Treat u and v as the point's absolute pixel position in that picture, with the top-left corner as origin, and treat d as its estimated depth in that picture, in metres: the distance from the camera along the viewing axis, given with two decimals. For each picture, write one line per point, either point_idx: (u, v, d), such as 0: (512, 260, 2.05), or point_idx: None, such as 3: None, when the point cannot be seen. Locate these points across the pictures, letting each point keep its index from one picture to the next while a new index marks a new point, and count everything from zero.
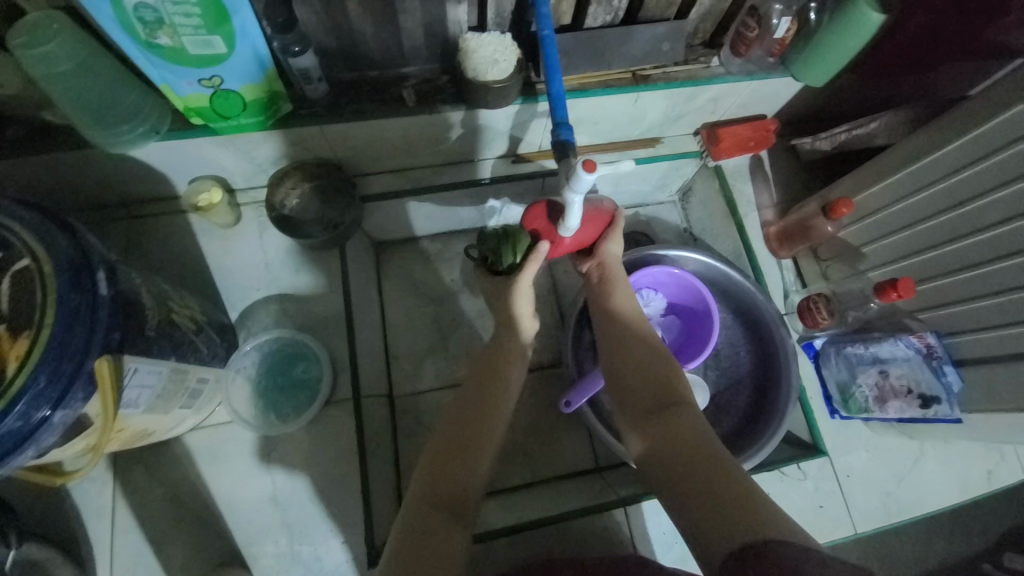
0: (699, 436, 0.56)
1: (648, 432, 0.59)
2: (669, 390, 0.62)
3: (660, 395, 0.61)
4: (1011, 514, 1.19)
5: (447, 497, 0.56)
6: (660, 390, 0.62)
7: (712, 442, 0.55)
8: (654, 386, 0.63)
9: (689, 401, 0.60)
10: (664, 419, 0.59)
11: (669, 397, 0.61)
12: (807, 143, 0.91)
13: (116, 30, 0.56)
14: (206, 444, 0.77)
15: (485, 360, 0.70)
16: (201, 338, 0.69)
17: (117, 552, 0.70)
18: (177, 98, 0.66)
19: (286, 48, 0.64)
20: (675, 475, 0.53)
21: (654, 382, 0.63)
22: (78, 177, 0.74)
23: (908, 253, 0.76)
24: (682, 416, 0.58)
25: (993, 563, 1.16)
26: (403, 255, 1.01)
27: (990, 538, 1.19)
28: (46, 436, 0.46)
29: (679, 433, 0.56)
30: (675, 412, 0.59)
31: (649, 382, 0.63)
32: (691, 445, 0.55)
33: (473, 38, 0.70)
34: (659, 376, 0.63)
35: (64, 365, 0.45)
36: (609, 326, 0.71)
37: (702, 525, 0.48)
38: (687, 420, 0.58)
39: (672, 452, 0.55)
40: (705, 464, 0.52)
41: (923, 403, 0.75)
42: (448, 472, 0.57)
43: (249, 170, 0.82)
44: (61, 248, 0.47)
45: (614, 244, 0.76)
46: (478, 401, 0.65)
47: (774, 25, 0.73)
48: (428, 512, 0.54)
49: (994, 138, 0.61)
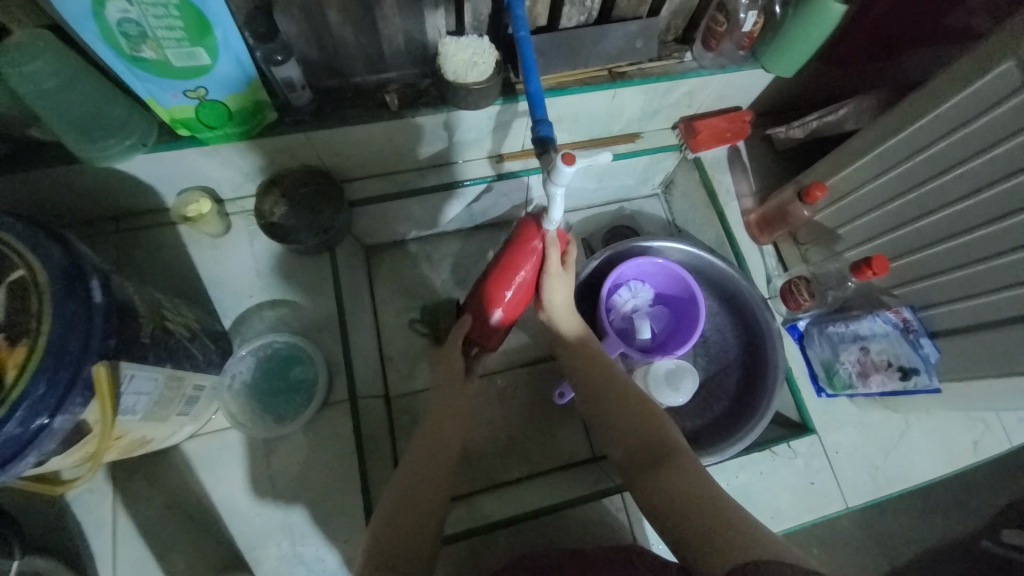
0: (698, 485, 0.55)
1: (645, 486, 0.59)
2: (662, 439, 0.62)
3: (654, 445, 0.62)
4: (1004, 491, 1.23)
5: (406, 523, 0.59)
6: (653, 440, 0.63)
7: (711, 488, 0.54)
8: (646, 436, 0.64)
9: (686, 451, 0.60)
10: (661, 470, 0.58)
11: (663, 447, 0.61)
12: (782, 132, 0.94)
13: (99, 45, 0.58)
14: (204, 451, 0.77)
15: (439, 414, 0.73)
16: (197, 345, 0.70)
17: (119, 562, 0.71)
18: (163, 111, 0.67)
19: (269, 58, 0.65)
20: (674, 520, 0.53)
21: (645, 433, 0.64)
22: (66, 193, 0.75)
23: (882, 231, 0.78)
24: (679, 466, 0.58)
25: (991, 538, 1.20)
26: (395, 258, 1.04)
27: (986, 515, 1.23)
28: (45, 443, 0.47)
29: (675, 481, 0.56)
30: (671, 463, 0.58)
31: (640, 437, 0.64)
32: (689, 492, 0.54)
33: (451, 42, 0.73)
34: (652, 431, 0.64)
35: (62, 372, 0.46)
36: (602, 379, 0.73)
37: (704, 566, 0.48)
38: (684, 468, 0.57)
39: (670, 499, 0.55)
40: (704, 508, 0.52)
41: (903, 375, 0.77)
42: (412, 503, 0.61)
43: (238, 180, 0.83)
44: (53, 258, 0.48)
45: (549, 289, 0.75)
46: (432, 445, 0.68)
47: (741, 19, 0.76)
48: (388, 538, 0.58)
49: (951, 119, 0.64)
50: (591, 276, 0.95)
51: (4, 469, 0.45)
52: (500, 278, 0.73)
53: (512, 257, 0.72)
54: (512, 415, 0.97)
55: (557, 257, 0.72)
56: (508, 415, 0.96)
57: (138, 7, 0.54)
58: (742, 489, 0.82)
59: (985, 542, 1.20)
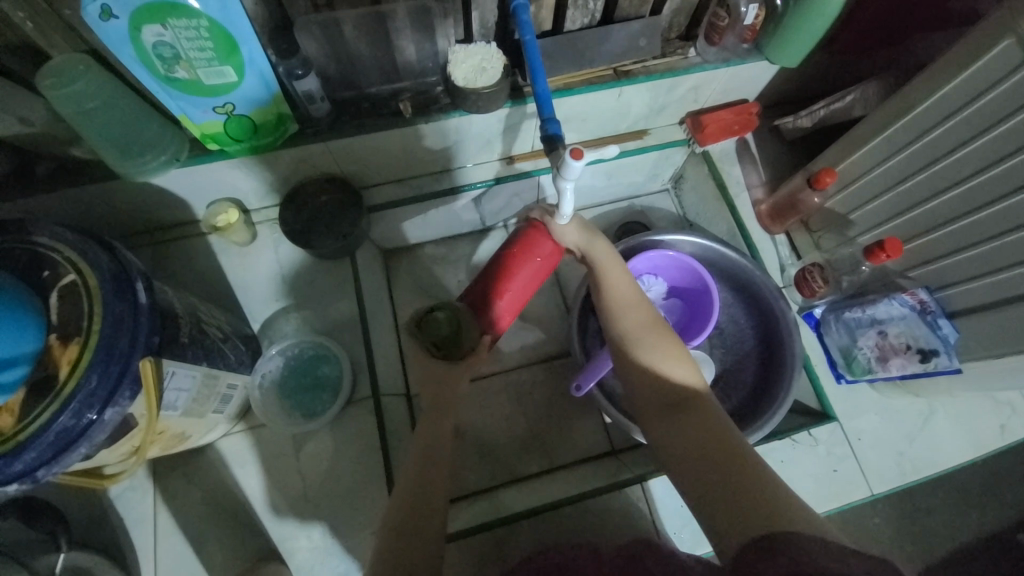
0: (720, 436, 0.53)
1: (661, 429, 0.57)
2: (683, 387, 0.59)
3: (674, 391, 0.59)
4: None
5: (417, 505, 0.61)
6: (672, 388, 0.59)
7: (733, 438, 0.52)
8: (667, 383, 0.59)
9: (708, 399, 0.58)
10: (681, 422, 0.56)
11: (684, 395, 0.58)
12: (789, 122, 0.94)
13: (137, 68, 0.62)
14: (237, 449, 0.81)
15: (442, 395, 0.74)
16: (229, 346, 0.74)
17: (160, 554, 0.74)
18: (194, 126, 0.72)
19: (291, 72, 0.69)
20: (691, 465, 0.52)
21: (666, 381, 0.60)
22: (105, 207, 0.80)
23: (894, 215, 0.78)
24: (701, 416, 0.55)
25: None
26: (412, 262, 1.08)
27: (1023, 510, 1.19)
28: (96, 434, 0.50)
29: (696, 435, 0.54)
30: (693, 412, 0.56)
31: (661, 384, 0.60)
32: (708, 441, 0.52)
33: (461, 50, 0.76)
34: (674, 379, 0.60)
35: (113, 367, 0.49)
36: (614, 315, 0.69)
37: (719, 522, 0.47)
38: (705, 416, 0.55)
39: (689, 446, 0.53)
40: (726, 461, 0.50)
41: (923, 358, 0.77)
42: (429, 495, 0.63)
43: (262, 190, 0.87)
44: (102, 263, 0.52)
45: (567, 231, 0.74)
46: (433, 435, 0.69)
47: (743, 12, 0.77)
48: (402, 530, 0.58)
49: (956, 99, 0.64)
50: None
51: (59, 459, 0.48)
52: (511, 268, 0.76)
53: (519, 247, 0.76)
54: (530, 411, 0.98)
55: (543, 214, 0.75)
56: (526, 411, 0.98)
57: (171, 31, 0.58)
58: None
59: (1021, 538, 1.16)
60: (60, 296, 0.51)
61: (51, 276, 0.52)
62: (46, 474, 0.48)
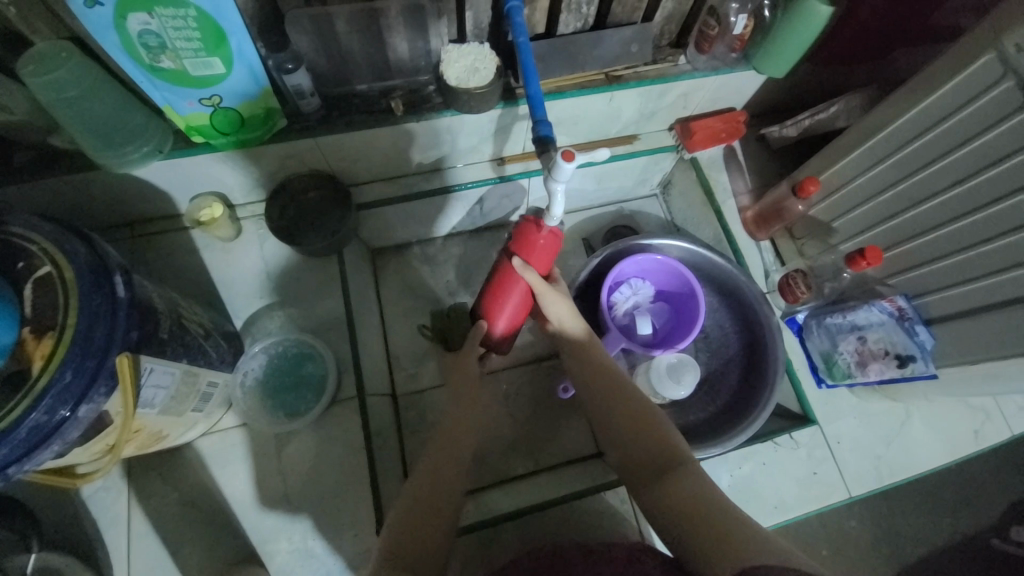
0: (705, 493, 0.53)
1: (650, 498, 0.57)
2: (666, 452, 0.60)
3: (659, 458, 0.60)
4: (1012, 489, 1.23)
5: (421, 519, 0.60)
6: (657, 455, 0.60)
7: (718, 500, 0.52)
8: (652, 450, 0.61)
9: (693, 462, 0.58)
10: (667, 484, 0.56)
11: (669, 459, 0.59)
12: (776, 131, 0.96)
13: (120, 56, 0.60)
14: (216, 449, 0.79)
15: (456, 391, 0.75)
16: (211, 343, 0.72)
17: (133, 557, 0.72)
18: (179, 118, 0.70)
19: (280, 66, 0.68)
20: (679, 530, 0.52)
21: (650, 448, 0.61)
22: (85, 199, 0.78)
23: (874, 224, 0.80)
24: (685, 477, 0.56)
25: (1000, 537, 1.20)
26: (400, 262, 1.07)
27: (995, 514, 1.23)
28: (70, 431, 0.48)
29: (680, 493, 0.54)
30: (677, 474, 0.56)
31: (646, 454, 0.61)
32: (692, 505, 0.52)
33: (453, 49, 0.76)
34: (657, 446, 0.61)
35: (89, 361, 0.48)
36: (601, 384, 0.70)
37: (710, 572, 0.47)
38: (690, 479, 0.55)
39: (674, 509, 0.53)
40: (708, 515, 0.51)
41: (900, 363, 0.79)
42: (427, 500, 0.62)
43: (248, 185, 0.86)
44: (79, 255, 0.51)
45: (552, 304, 0.72)
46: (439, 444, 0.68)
47: (732, 22, 0.80)
48: (401, 530, 0.59)
49: (934, 112, 0.66)
50: (593, 274, 0.97)
51: (31, 456, 0.46)
52: (504, 286, 0.74)
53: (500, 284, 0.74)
54: (516, 412, 0.98)
55: (535, 276, 0.70)
56: (512, 413, 0.98)
57: (158, 20, 0.57)
58: (747, 479, 0.83)
59: (994, 541, 1.20)
60: (33, 288, 0.49)
61: (24, 268, 0.50)
62: (17, 472, 0.46)
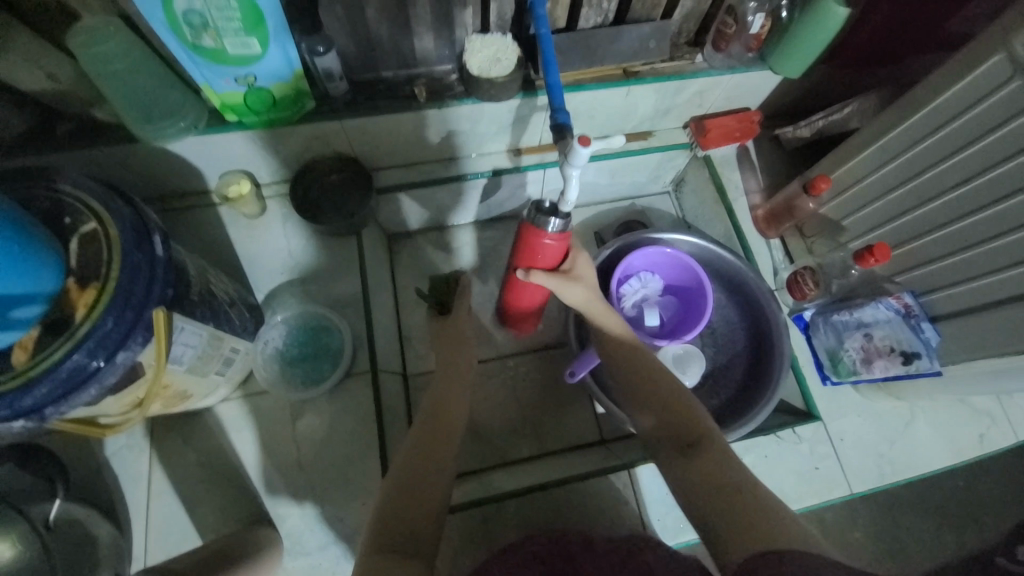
0: (730, 471, 0.54)
1: (674, 472, 0.58)
2: (693, 428, 0.60)
3: (686, 431, 0.60)
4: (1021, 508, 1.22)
5: (422, 487, 0.61)
6: (682, 430, 0.61)
7: (747, 482, 0.52)
8: (678, 425, 0.61)
9: (722, 442, 0.58)
10: (691, 458, 0.57)
11: (695, 434, 0.60)
12: (789, 132, 0.98)
13: (165, 34, 0.64)
14: (234, 415, 0.82)
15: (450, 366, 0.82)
16: (235, 311, 0.75)
17: (152, 512, 0.75)
18: (215, 96, 0.74)
19: (313, 49, 0.71)
20: (699, 504, 0.53)
21: (676, 423, 0.62)
22: (122, 172, 0.82)
23: (883, 222, 0.81)
24: (713, 456, 0.56)
25: None
26: (415, 248, 1.10)
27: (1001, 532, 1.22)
28: (107, 376, 0.51)
29: (703, 469, 0.55)
30: (704, 452, 0.57)
31: (671, 427, 0.62)
32: (716, 478, 0.54)
33: (477, 40, 0.79)
34: (683, 423, 0.61)
35: (127, 311, 0.51)
36: (625, 356, 0.71)
37: (722, 541, 0.49)
38: (717, 455, 0.56)
39: (698, 486, 0.54)
40: (729, 492, 0.52)
41: (905, 360, 0.80)
42: (427, 469, 0.63)
43: (275, 165, 0.90)
44: (123, 214, 0.54)
45: (570, 292, 0.72)
46: (437, 421, 0.71)
47: (749, 21, 0.81)
48: (407, 498, 0.59)
49: (946, 112, 0.68)
50: (603, 265, 0.99)
51: (68, 398, 0.49)
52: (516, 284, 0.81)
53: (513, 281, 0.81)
54: (523, 397, 1.00)
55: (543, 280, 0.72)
56: (519, 398, 1.00)
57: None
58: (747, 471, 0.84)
59: None
60: (79, 243, 0.52)
61: (70, 224, 0.54)
62: (53, 413, 0.50)
